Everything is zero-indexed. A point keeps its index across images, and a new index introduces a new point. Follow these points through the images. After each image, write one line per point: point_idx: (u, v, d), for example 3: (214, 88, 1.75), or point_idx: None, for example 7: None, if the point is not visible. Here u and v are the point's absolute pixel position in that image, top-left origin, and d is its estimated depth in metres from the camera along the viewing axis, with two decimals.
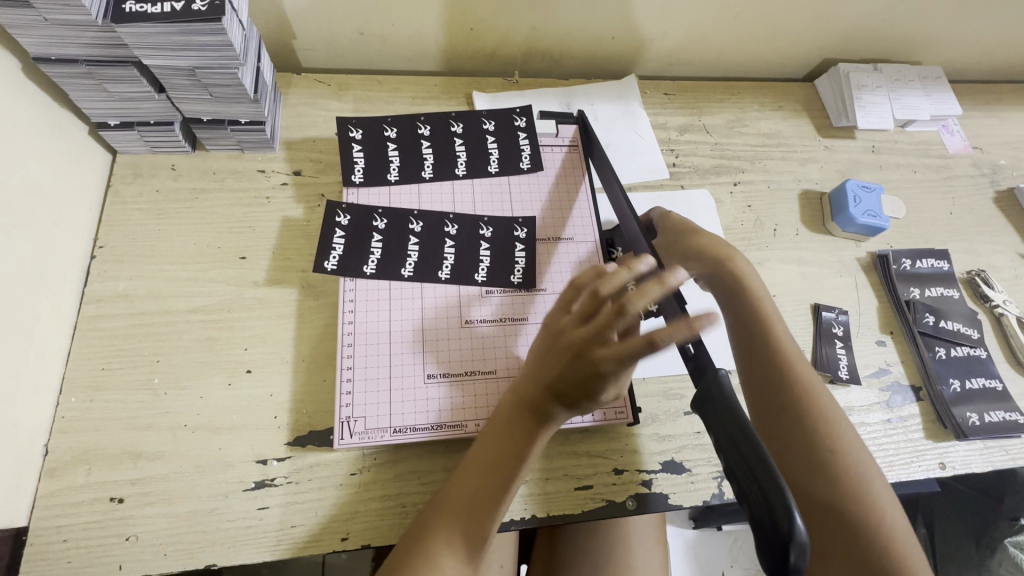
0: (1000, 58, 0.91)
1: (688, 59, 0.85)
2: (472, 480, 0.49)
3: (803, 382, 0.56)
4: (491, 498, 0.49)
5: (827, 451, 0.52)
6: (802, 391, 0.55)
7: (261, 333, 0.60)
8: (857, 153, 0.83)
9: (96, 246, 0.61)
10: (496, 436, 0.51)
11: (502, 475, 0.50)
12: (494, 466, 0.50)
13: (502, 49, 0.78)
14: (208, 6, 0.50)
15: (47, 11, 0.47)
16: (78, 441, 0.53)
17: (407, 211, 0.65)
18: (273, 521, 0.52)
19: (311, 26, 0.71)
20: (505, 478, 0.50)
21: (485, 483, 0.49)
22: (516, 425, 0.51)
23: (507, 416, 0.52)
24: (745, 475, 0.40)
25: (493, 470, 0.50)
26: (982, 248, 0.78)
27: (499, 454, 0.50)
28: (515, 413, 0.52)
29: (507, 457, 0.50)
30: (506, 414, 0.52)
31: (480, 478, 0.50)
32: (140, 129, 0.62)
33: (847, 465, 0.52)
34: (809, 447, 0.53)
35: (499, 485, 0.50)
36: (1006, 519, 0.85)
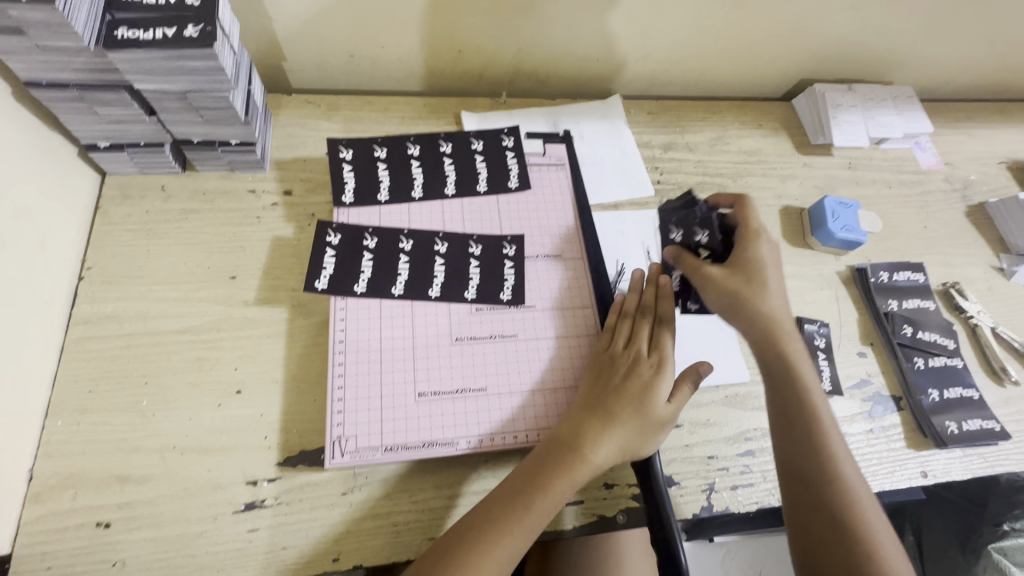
0: (968, 77, 0.95)
1: (671, 79, 0.87)
2: (500, 530, 0.48)
3: (813, 404, 0.56)
4: (518, 551, 0.48)
5: (828, 471, 0.53)
6: (808, 408, 0.56)
7: (251, 353, 0.60)
8: (834, 169, 0.86)
9: (84, 268, 0.61)
10: (530, 485, 0.51)
11: (531, 529, 0.49)
12: (525, 518, 0.49)
13: (489, 70, 0.80)
14: (201, 32, 0.51)
15: (39, 39, 0.48)
16: (64, 465, 0.52)
17: (397, 229, 0.66)
18: (263, 543, 0.51)
19: (301, 48, 0.72)
20: (535, 532, 0.49)
21: (515, 535, 0.48)
22: (556, 481, 0.51)
23: (546, 469, 0.51)
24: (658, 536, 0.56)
25: (524, 522, 0.49)
26: (955, 260, 0.81)
27: (532, 505, 0.50)
28: (555, 466, 0.52)
29: (541, 511, 0.50)
30: (547, 464, 0.52)
31: (510, 528, 0.48)
32: (130, 150, 0.62)
33: (846, 487, 0.52)
34: (808, 468, 0.53)
35: (529, 538, 0.49)
36: (989, 525, 0.89)
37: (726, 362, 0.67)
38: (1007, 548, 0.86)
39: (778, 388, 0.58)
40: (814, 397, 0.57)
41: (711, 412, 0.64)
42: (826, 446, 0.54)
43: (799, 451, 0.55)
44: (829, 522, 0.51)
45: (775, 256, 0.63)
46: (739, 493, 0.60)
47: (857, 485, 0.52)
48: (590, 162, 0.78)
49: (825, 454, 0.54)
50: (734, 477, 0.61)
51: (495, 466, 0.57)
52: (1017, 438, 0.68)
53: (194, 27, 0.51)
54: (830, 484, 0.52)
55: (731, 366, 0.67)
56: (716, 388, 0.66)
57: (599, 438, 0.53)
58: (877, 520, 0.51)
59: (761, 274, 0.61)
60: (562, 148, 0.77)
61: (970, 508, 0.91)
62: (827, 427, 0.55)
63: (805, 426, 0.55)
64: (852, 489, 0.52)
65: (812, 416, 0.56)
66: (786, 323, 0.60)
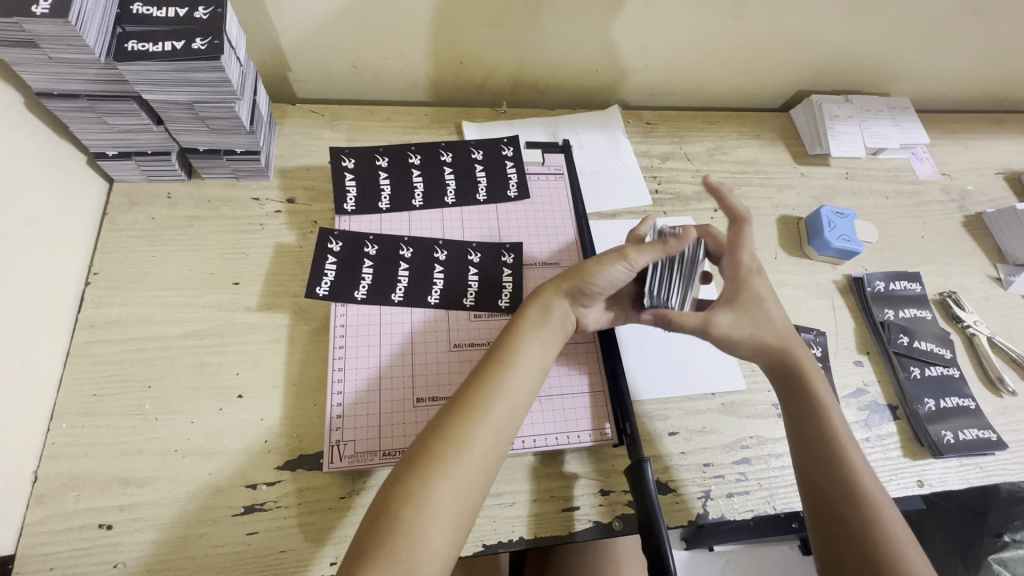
0: (965, 89, 0.96)
1: (669, 90, 0.89)
2: (459, 423, 0.48)
3: (832, 417, 0.56)
4: (488, 441, 0.48)
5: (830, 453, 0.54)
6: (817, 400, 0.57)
7: (252, 358, 0.61)
8: (832, 180, 0.87)
9: (91, 273, 0.63)
10: (479, 376, 0.51)
11: (497, 418, 0.49)
12: (486, 406, 0.49)
13: (490, 81, 0.82)
14: (208, 45, 0.52)
15: (52, 51, 0.49)
16: (67, 467, 0.53)
17: (398, 237, 0.67)
18: (262, 546, 0.52)
19: (306, 60, 0.74)
20: (504, 421, 0.49)
21: (479, 425, 0.48)
22: (503, 365, 0.52)
23: (488, 359, 0.53)
24: (650, 541, 0.53)
25: (486, 410, 0.49)
26: (952, 270, 0.81)
27: (490, 394, 0.50)
28: (499, 354, 0.53)
29: (501, 396, 0.50)
30: (492, 357, 0.53)
31: (471, 418, 0.48)
32: (137, 158, 0.64)
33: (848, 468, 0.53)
34: (828, 482, 0.53)
35: (497, 428, 0.49)
36: (990, 536, 0.88)
37: (723, 370, 0.68)
38: (1007, 559, 0.85)
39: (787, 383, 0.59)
40: (831, 410, 0.57)
41: (708, 420, 0.65)
42: (845, 457, 0.54)
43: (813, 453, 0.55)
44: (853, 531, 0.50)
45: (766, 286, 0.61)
46: (734, 500, 0.60)
47: (874, 489, 0.52)
48: (589, 171, 0.79)
49: (843, 461, 0.54)
50: (730, 484, 0.61)
51: None
52: (1013, 448, 0.68)
53: (201, 40, 0.53)
54: (850, 491, 0.52)
55: (729, 375, 0.67)
56: (712, 396, 0.66)
57: (529, 323, 0.55)
58: (895, 519, 0.51)
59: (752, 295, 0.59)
60: (561, 157, 0.78)
61: (971, 519, 0.91)
62: (845, 442, 0.55)
63: (827, 443, 0.55)
64: (871, 490, 0.52)
65: (829, 430, 0.55)
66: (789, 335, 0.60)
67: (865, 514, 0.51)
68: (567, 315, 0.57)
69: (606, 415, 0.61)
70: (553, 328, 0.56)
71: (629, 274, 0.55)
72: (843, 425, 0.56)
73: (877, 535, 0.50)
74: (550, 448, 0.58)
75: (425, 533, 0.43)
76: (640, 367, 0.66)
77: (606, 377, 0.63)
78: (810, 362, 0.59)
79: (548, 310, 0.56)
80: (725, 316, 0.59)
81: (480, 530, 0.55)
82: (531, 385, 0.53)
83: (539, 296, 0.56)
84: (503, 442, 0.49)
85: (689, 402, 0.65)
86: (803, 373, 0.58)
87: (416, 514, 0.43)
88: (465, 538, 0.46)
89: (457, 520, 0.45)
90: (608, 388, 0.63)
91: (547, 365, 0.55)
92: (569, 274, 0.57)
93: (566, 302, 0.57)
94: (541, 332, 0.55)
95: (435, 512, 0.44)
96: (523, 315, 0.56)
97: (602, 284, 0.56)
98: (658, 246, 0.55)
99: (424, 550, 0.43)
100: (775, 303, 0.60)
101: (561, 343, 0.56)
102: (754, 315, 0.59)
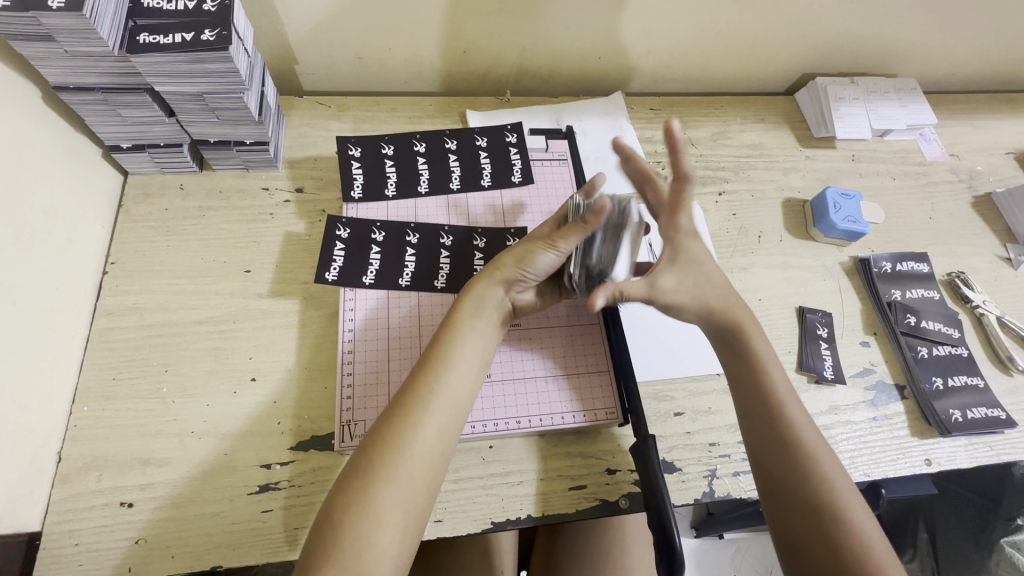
0: (974, 68, 0.95)
1: (672, 76, 0.89)
2: (396, 424, 0.49)
3: (770, 376, 0.57)
4: (430, 438, 0.49)
5: (774, 420, 0.54)
6: (758, 366, 0.57)
7: (264, 343, 0.62)
8: (838, 162, 0.86)
9: (108, 262, 0.64)
10: (417, 375, 0.52)
11: (437, 413, 0.50)
12: (426, 404, 0.50)
13: (494, 70, 0.82)
14: (217, 36, 0.54)
15: (69, 44, 0.51)
16: (89, 448, 0.55)
17: (404, 224, 0.68)
18: (277, 523, 0.54)
19: (312, 52, 0.75)
20: (442, 416, 0.50)
21: (417, 421, 0.49)
22: (439, 362, 0.53)
23: (426, 355, 0.54)
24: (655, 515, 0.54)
25: (423, 407, 0.50)
26: (960, 251, 0.81)
27: (425, 391, 0.51)
28: (434, 352, 0.54)
29: (436, 392, 0.51)
30: (428, 356, 0.54)
31: (410, 418, 0.49)
32: (150, 150, 0.65)
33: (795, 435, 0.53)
34: (768, 445, 0.54)
35: (436, 424, 0.50)
36: (1002, 520, 0.87)
37: None
38: (1021, 541, 0.83)
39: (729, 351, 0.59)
40: (770, 369, 0.57)
41: (713, 400, 0.65)
42: (784, 417, 0.54)
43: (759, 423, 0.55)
44: (794, 493, 0.51)
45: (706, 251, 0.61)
46: (740, 479, 0.61)
47: (818, 447, 0.53)
48: (593, 157, 0.80)
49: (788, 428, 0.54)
50: (736, 463, 0.62)
51: (499, 451, 0.59)
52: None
53: (210, 31, 0.54)
54: (789, 453, 0.52)
55: None
56: (718, 377, 0.66)
57: (466, 317, 0.55)
58: (840, 477, 0.51)
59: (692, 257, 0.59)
60: (564, 143, 0.79)
61: (984, 504, 0.89)
62: (787, 403, 0.55)
63: (764, 404, 0.55)
64: (811, 447, 0.53)
65: (769, 391, 0.56)
66: (733, 302, 0.60)
67: (807, 474, 0.51)
68: (502, 304, 0.58)
69: (611, 395, 0.62)
70: (490, 318, 0.57)
71: (559, 259, 0.56)
72: (783, 384, 0.57)
73: (819, 495, 0.50)
74: (555, 427, 0.59)
75: (374, 537, 0.44)
76: (644, 349, 0.67)
77: (611, 357, 0.64)
78: (744, 319, 0.60)
79: (483, 302, 0.56)
80: (669, 277, 0.58)
81: (489, 508, 0.56)
82: (470, 377, 0.53)
83: (473, 288, 0.57)
84: (444, 435, 0.50)
85: (695, 383, 0.66)
86: (744, 337, 0.58)
87: (362, 518, 0.45)
88: (417, 535, 0.47)
89: (406, 518, 0.46)
90: (612, 367, 0.63)
91: (487, 356, 0.56)
92: (503, 263, 0.57)
93: (500, 291, 0.57)
94: (476, 326, 0.56)
95: (380, 515, 0.45)
96: (459, 309, 0.56)
97: (537, 271, 0.57)
98: (579, 226, 0.54)
99: (373, 553, 0.44)
100: (707, 263, 0.60)
101: (501, 330, 0.58)
102: (695, 274, 0.59)
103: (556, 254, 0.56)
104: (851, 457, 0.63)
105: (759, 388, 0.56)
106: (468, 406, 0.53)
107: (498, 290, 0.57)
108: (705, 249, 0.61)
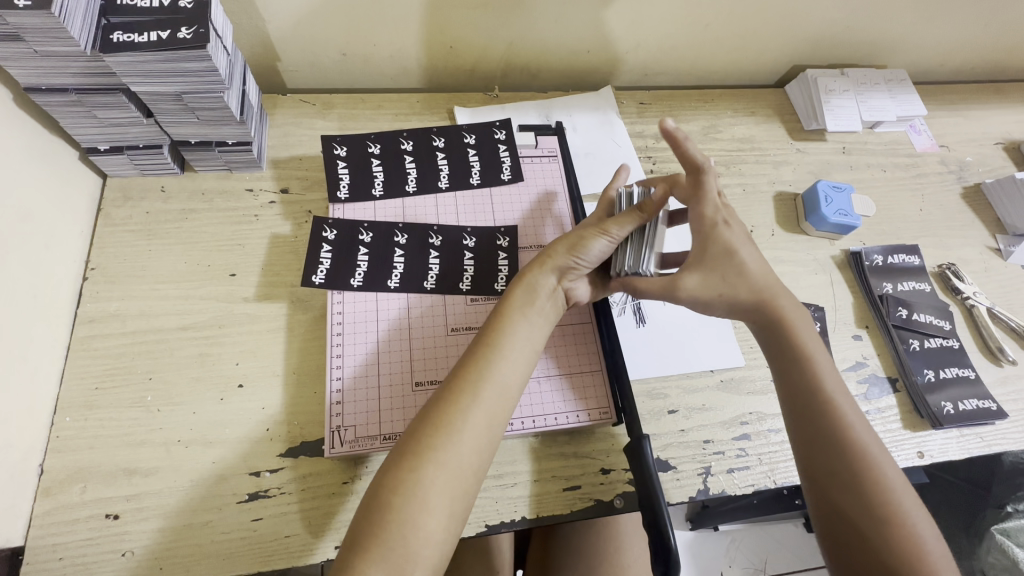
0: (963, 59, 0.95)
1: (662, 69, 0.88)
2: (447, 409, 0.48)
3: (818, 374, 0.55)
4: (480, 426, 0.48)
5: (829, 420, 0.53)
6: (808, 362, 0.56)
7: (251, 348, 0.61)
8: (828, 155, 0.86)
9: (88, 268, 0.63)
10: (467, 360, 0.52)
11: (487, 401, 0.49)
12: (477, 389, 0.49)
13: (481, 65, 0.81)
14: (193, 34, 0.52)
15: (38, 44, 0.49)
16: (72, 459, 0.54)
17: (392, 224, 0.67)
18: (267, 531, 0.53)
19: (295, 49, 0.73)
20: (492, 404, 0.49)
21: (468, 408, 0.48)
22: (489, 349, 0.52)
23: (476, 342, 0.53)
24: (649, 514, 0.54)
25: (475, 393, 0.49)
26: (951, 242, 0.81)
27: (478, 376, 0.50)
28: (485, 338, 0.53)
29: (490, 380, 0.50)
30: (479, 342, 0.53)
31: (461, 404, 0.48)
32: (129, 152, 0.64)
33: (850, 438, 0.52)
34: (817, 443, 0.53)
35: (487, 412, 0.49)
36: (993, 507, 0.89)
37: (721, 349, 0.68)
38: (1011, 529, 0.81)
39: (776, 341, 0.58)
40: (819, 365, 0.56)
41: (706, 397, 0.65)
42: (836, 413, 0.53)
43: (811, 422, 0.53)
44: (844, 491, 0.50)
45: (743, 241, 0.59)
46: (734, 476, 0.61)
47: (878, 453, 0.51)
48: (583, 153, 0.79)
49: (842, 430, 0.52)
50: (730, 460, 0.61)
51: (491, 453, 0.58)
52: (1014, 417, 0.68)
53: (187, 29, 0.52)
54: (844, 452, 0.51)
55: (727, 352, 0.67)
56: (711, 373, 0.66)
57: (518, 302, 0.55)
58: (898, 481, 0.50)
59: (727, 251, 0.58)
60: (554, 140, 0.78)
61: (975, 492, 0.93)
62: (839, 399, 0.54)
63: (815, 399, 0.54)
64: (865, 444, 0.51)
65: (820, 388, 0.54)
66: (776, 294, 0.59)
67: (862, 472, 0.50)
68: (555, 291, 0.57)
69: (604, 395, 0.61)
70: (542, 306, 0.56)
71: (610, 247, 0.58)
72: (834, 382, 0.55)
73: (869, 492, 0.49)
74: (548, 428, 0.59)
75: (419, 520, 0.44)
76: (637, 348, 0.67)
77: (603, 356, 0.63)
78: (790, 312, 0.58)
79: (534, 288, 0.56)
80: (692, 277, 0.58)
81: (483, 511, 0.56)
82: (521, 366, 0.52)
83: (525, 275, 0.57)
84: (496, 424, 0.49)
85: (688, 380, 0.65)
86: (789, 329, 0.57)
87: (408, 504, 0.44)
88: (462, 523, 0.46)
89: (452, 506, 0.45)
90: (605, 366, 0.63)
91: (538, 346, 0.55)
92: (553, 251, 0.58)
93: (552, 277, 0.57)
94: (530, 314, 0.55)
95: (427, 500, 0.44)
96: (510, 295, 0.56)
97: (591, 258, 0.57)
98: (634, 214, 0.57)
99: (418, 538, 0.43)
100: (758, 272, 0.59)
101: (554, 321, 0.57)
102: (723, 273, 0.58)
103: (608, 240, 0.57)
104: None
105: (808, 384, 0.55)
106: (518, 396, 0.52)
107: (549, 277, 0.57)
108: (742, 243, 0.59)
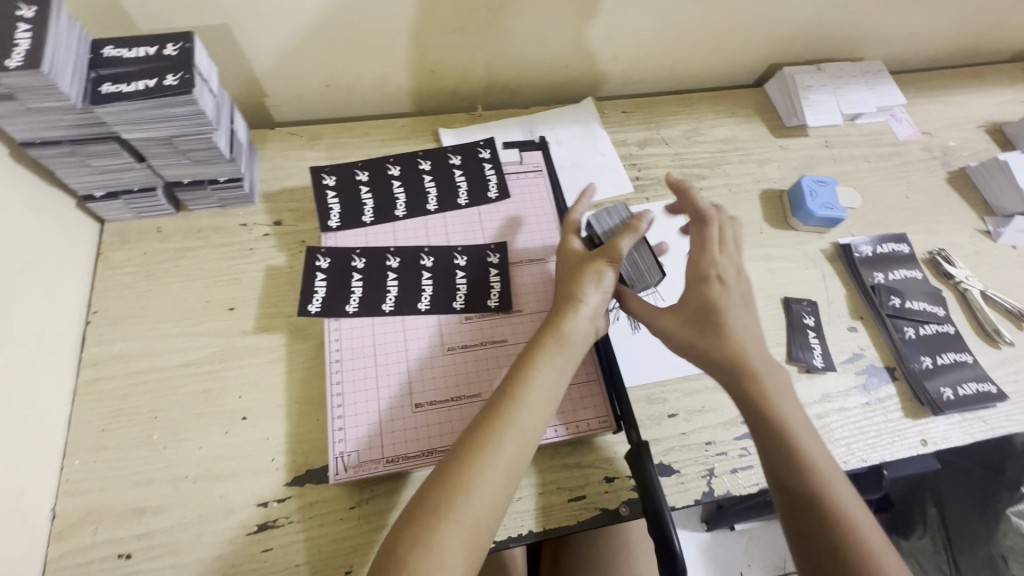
0: (938, 46, 0.96)
1: (641, 78, 0.89)
2: (467, 465, 0.49)
3: (782, 411, 0.53)
4: (497, 482, 0.48)
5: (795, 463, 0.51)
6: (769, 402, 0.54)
7: (252, 380, 0.62)
8: (811, 149, 0.87)
9: (90, 312, 0.64)
10: (491, 412, 0.52)
11: (506, 457, 0.50)
12: (497, 446, 0.50)
13: (462, 86, 0.83)
14: (180, 80, 0.54)
15: (31, 102, 0.51)
16: (83, 501, 0.55)
17: (384, 249, 0.68)
18: (278, 561, 0.53)
19: (280, 84, 0.75)
20: (512, 461, 0.50)
21: (489, 465, 0.49)
22: (514, 402, 0.52)
23: (498, 394, 0.53)
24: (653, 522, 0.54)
25: (495, 449, 0.49)
26: (940, 228, 0.81)
27: (500, 432, 0.50)
28: (509, 390, 0.53)
29: (510, 432, 0.51)
30: (501, 396, 0.53)
31: (481, 460, 0.49)
32: (124, 197, 0.65)
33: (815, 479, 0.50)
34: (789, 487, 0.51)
35: (507, 468, 0.49)
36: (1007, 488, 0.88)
37: None
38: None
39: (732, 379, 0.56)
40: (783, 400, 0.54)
41: (705, 398, 0.65)
42: (802, 456, 0.51)
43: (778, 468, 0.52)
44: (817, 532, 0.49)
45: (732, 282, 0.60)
46: (739, 476, 0.61)
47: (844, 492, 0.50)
48: (568, 166, 0.80)
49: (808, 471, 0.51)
50: (733, 460, 0.62)
51: None
52: (1015, 398, 0.68)
53: (173, 76, 0.54)
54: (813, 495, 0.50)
55: None
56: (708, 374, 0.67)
57: (545, 354, 0.55)
58: (867, 520, 0.49)
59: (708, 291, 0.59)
60: (538, 154, 0.79)
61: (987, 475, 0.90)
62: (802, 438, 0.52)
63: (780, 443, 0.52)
64: (826, 482, 0.50)
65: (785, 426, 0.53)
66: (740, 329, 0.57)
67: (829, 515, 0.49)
68: (583, 336, 0.57)
69: (603, 403, 0.62)
70: (568, 354, 0.56)
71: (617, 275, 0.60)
72: (800, 423, 0.53)
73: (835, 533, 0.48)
74: (549, 440, 0.59)
75: None
76: (634, 353, 0.67)
77: (599, 365, 0.64)
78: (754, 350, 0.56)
79: (560, 337, 0.56)
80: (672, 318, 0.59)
81: None
82: (541, 418, 0.53)
83: (556, 324, 0.57)
84: (512, 479, 0.50)
85: (686, 382, 0.66)
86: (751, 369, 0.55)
87: (425, 563, 0.44)
88: None
89: (466, 562, 0.45)
90: (603, 374, 0.63)
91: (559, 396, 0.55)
92: (571, 293, 0.58)
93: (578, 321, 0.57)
94: (557, 365, 0.55)
95: (444, 558, 0.44)
96: (538, 347, 0.56)
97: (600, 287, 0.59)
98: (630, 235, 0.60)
99: None
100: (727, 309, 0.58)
101: (575, 367, 0.57)
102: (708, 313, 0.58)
103: (615, 269, 0.60)
104: (847, 443, 0.63)
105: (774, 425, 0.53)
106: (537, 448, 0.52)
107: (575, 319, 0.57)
108: (732, 287, 0.59)
